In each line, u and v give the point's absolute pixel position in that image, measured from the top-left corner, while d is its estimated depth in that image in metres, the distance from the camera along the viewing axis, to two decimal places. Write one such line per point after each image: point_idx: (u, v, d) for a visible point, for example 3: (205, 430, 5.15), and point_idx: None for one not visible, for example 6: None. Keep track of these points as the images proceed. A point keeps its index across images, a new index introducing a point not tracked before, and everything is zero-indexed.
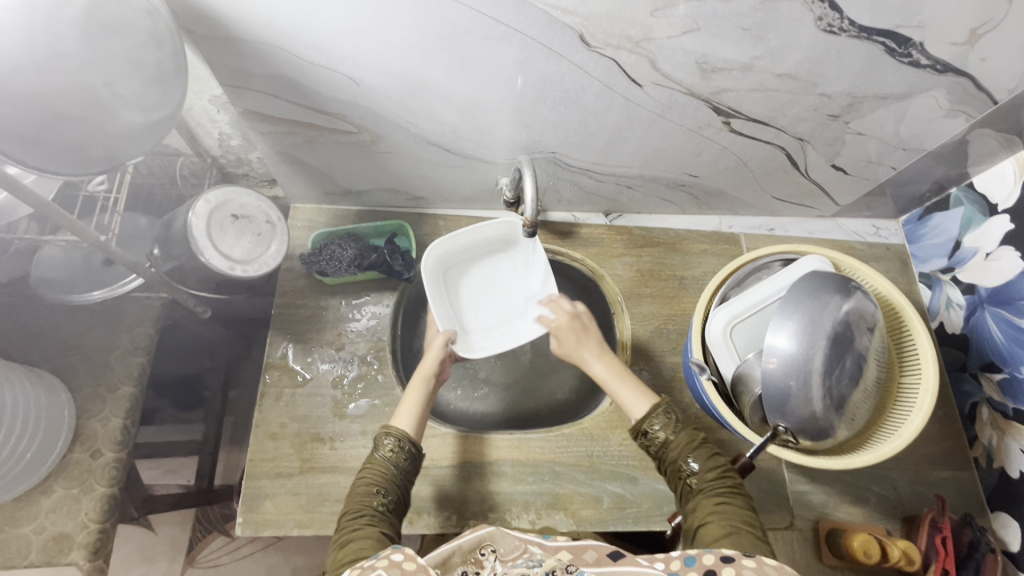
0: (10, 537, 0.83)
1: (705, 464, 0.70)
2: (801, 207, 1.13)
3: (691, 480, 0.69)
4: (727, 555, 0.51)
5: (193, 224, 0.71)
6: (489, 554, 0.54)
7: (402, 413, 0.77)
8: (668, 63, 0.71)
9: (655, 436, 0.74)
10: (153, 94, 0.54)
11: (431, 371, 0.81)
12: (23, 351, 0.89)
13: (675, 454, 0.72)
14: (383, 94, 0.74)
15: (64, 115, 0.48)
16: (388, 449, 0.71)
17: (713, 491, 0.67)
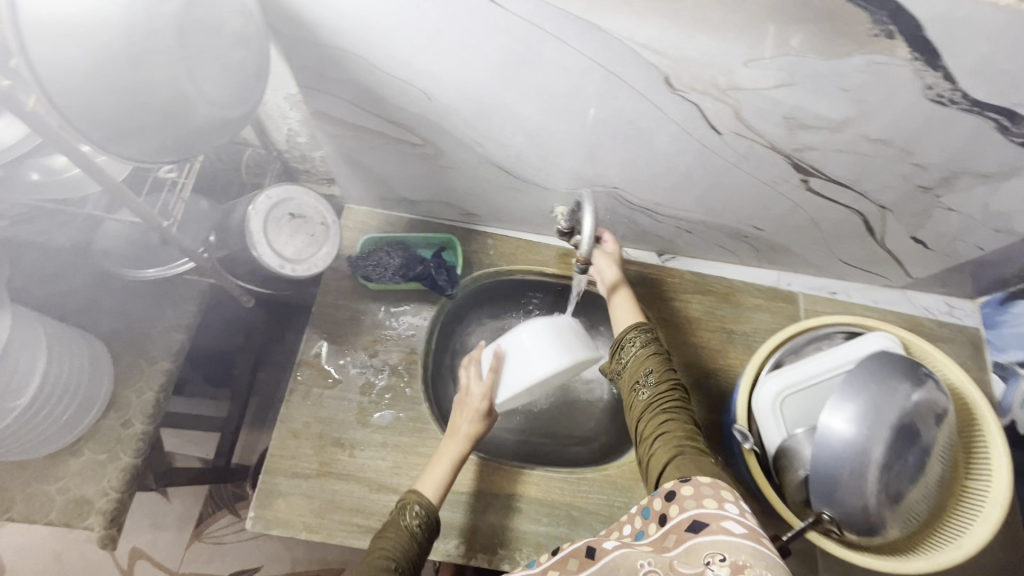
0: (37, 492, 0.85)
1: (659, 379, 0.77)
2: (869, 274, 1.06)
3: (644, 393, 0.77)
4: (668, 493, 0.62)
5: (251, 220, 0.72)
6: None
7: (429, 475, 0.76)
8: (753, 114, 0.67)
9: (624, 348, 0.82)
10: (228, 91, 0.57)
11: (468, 443, 0.77)
12: (77, 314, 0.91)
13: (636, 367, 0.80)
14: (454, 112, 0.73)
15: (151, 109, 0.50)
16: (414, 519, 0.70)
17: (664, 407, 0.74)
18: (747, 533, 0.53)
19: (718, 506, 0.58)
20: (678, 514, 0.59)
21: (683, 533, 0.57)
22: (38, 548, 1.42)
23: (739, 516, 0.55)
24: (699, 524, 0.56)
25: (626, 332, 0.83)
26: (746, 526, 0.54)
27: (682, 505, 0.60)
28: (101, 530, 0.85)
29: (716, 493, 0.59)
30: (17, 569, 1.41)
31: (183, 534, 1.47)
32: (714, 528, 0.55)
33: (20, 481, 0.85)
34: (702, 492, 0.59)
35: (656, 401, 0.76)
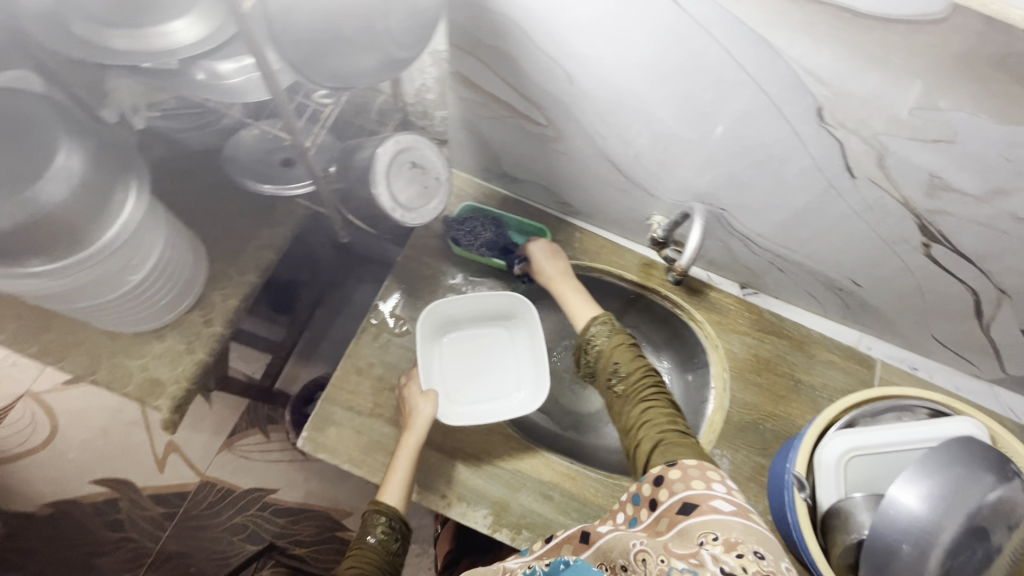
0: (120, 364, 0.92)
1: (629, 366, 0.80)
2: (958, 358, 1.01)
3: (618, 387, 0.80)
4: (656, 479, 0.65)
5: (378, 159, 0.74)
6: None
7: (391, 483, 0.80)
8: (897, 167, 0.65)
9: (592, 344, 0.84)
10: (410, 35, 0.58)
11: (424, 431, 0.82)
12: (189, 213, 0.98)
13: (606, 358, 0.82)
14: (589, 100, 0.74)
15: (343, 33, 0.53)
16: (379, 531, 0.78)
17: (641, 391, 0.78)
18: (735, 511, 0.57)
19: (705, 486, 0.61)
20: (668, 498, 0.62)
21: (674, 516, 0.60)
22: (89, 418, 1.54)
23: (726, 495, 0.59)
24: (690, 505, 0.59)
25: (588, 328, 0.85)
26: (734, 504, 0.58)
27: (671, 489, 0.63)
28: (166, 413, 0.91)
29: (702, 475, 0.62)
30: (67, 432, 1.52)
31: (215, 441, 1.56)
32: (704, 509, 0.58)
33: (109, 350, 0.92)
34: (689, 474, 0.63)
35: (633, 390, 0.78)
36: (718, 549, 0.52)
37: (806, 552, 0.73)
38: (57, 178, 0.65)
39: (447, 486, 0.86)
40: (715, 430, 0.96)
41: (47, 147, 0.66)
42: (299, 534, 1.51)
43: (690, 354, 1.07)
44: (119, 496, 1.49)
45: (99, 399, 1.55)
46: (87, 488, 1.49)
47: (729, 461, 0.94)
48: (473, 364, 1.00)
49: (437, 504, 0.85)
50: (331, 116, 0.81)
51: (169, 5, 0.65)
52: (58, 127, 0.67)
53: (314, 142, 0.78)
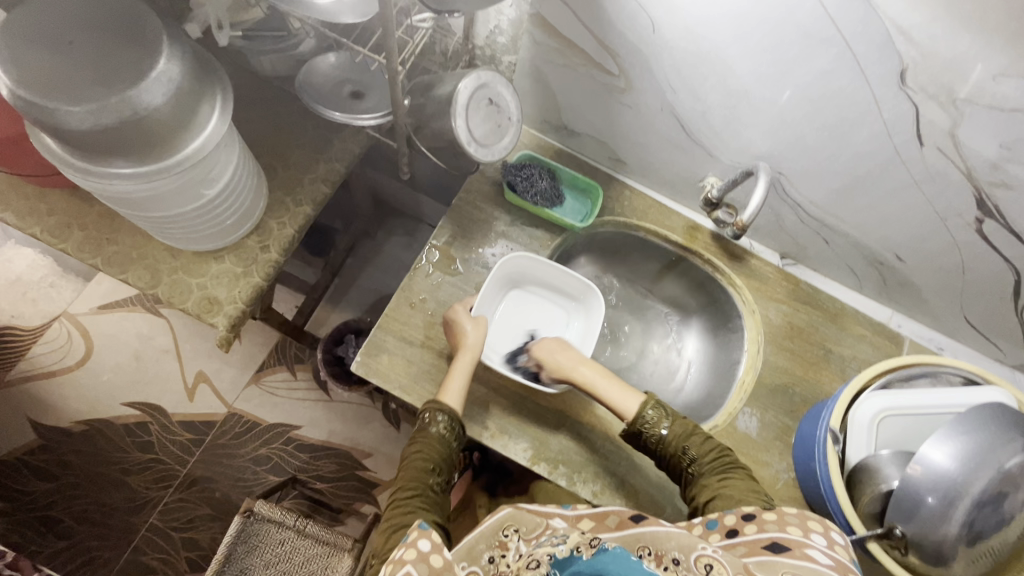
0: (179, 281, 0.94)
1: (701, 450, 0.79)
2: (985, 342, 1.05)
3: (692, 465, 0.79)
4: (745, 514, 0.65)
5: (459, 92, 0.76)
6: (513, 535, 0.57)
7: (449, 386, 0.85)
8: (969, 134, 0.67)
9: (655, 431, 0.82)
10: None
11: (476, 350, 0.86)
12: (253, 139, 1.00)
13: (674, 441, 0.81)
14: (670, 51, 0.76)
15: None
16: (441, 426, 0.80)
17: (718, 466, 0.77)
18: (833, 565, 0.55)
19: (802, 535, 0.59)
20: (754, 533, 0.62)
21: (756, 548, 0.60)
22: (123, 343, 1.57)
23: (825, 548, 0.57)
24: (779, 545, 0.58)
25: (642, 411, 0.83)
26: (832, 558, 0.56)
27: (762, 526, 0.62)
28: (222, 331, 0.93)
29: (802, 523, 0.60)
30: (102, 355, 1.56)
31: (244, 375, 1.60)
32: (798, 553, 0.57)
33: (169, 266, 0.94)
34: (786, 520, 0.61)
35: (706, 463, 0.78)
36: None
37: (835, 502, 0.78)
38: (160, 83, 0.65)
39: (491, 420, 0.90)
40: (747, 390, 0.99)
41: (149, 49, 0.65)
42: (320, 470, 1.56)
43: (724, 318, 1.09)
44: (150, 420, 1.54)
45: (134, 326, 1.59)
46: (119, 410, 1.53)
47: (759, 422, 0.97)
48: (525, 327, 1.04)
49: (481, 434, 0.89)
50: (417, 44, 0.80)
51: None
52: (162, 29, 0.66)
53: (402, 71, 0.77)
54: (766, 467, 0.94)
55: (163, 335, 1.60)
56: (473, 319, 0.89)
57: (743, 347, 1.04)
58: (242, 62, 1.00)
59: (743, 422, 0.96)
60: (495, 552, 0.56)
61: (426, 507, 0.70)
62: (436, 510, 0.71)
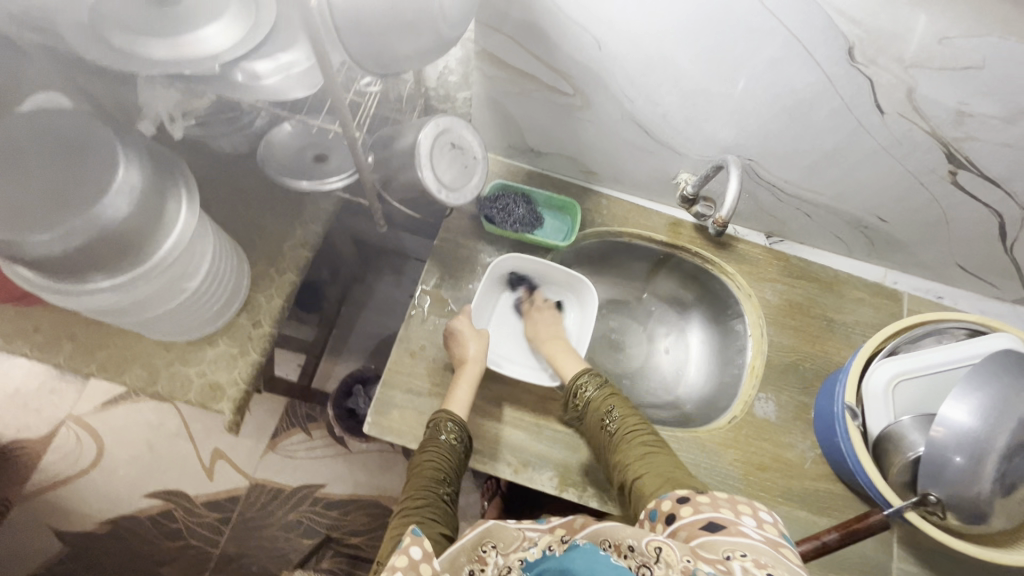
0: (178, 373, 0.92)
1: (622, 413, 0.85)
2: (980, 283, 1.05)
3: (612, 428, 0.84)
4: (680, 498, 0.66)
5: (421, 143, 0.77)
6: (491, 550, 0.59)
7: (455, 398, 0.86)
8: (927, 96, 0.68)
9: (583, 395, 0.89)
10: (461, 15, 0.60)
11: (480, 361, 0.87)
12: (226, 218, 0.99)
13: (598, 407, 0.87)
14: (620, 64, 0.76)
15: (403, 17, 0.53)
16: (452, 435, 0.81)
17: (641, 437, 0.82)
18: (764, 540, 0.56)
19: (734, 514, 0.60)
20: (689, 515, 0.63)
21: (695, 530, 0.60)
22: (133, 435, 1.56)
23: (755, 527, 0.58)
24: (715, 525, 0.59)
25: (579, 377, 0.90)
26: (763, 535, 0.57)
27: (697, 508, 0.63)
28: (229, 415, 0.92)
29: (733, 505, 0.62)
30: (114, 451, 1.55)
31: (259, 444, 1.59)
32: (733, 531, 0.57)
33: (165, 360, 0.93)
34: (719, 502, 0.62)
35: (629, 428, 0.83)
36: (747, 564, 0.52)
37: (865, 475, 0.78)
38: (119, 192, 0.64)
39: (513, 454, 0.89)
40: (758, 375, 0.98)
41: (105, 162, 0.66)
42: (351, 524, 1.55)
43: (722, 306, 1.09)
44: (174, 507, 1.52)
45: (141, 416, 1.58)
46: (141, 503, 1.52)
47: (777, 404, 0.96)
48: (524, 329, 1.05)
49: (505, 471, 0.88)
50: (372, 105, 0.80)
51: (201, 16, 0.67)
52: (114, 141, 0.66)
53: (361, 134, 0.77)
54: (791, 449, 0.94)
55: (172, 419, 1.59)
56: (474, 332, 0.91)
57: (747, 332, 1.03)
58: (201, 145, 1.00)
59: (760, 408, 0.96)
60: (476, 567, 0.58)
61: (436, 518, 0.71)
62: (447, 522, 0.73)
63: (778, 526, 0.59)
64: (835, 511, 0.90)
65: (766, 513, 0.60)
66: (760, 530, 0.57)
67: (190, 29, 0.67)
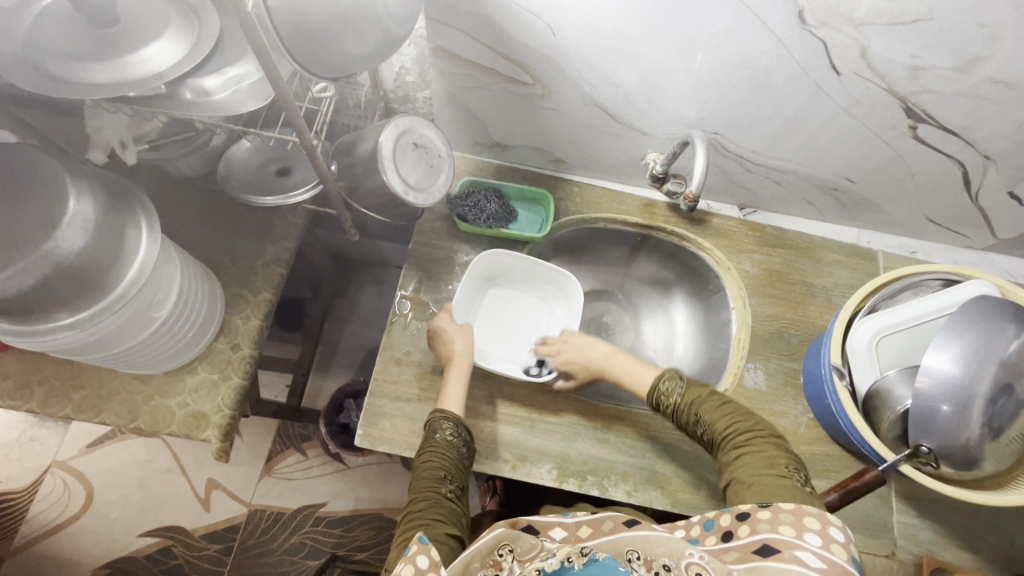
0: (159, 406, 0.89)
1: (715, 414, 0.78)
2: (952, 234, 1.07)
3: (708, 432, 0.79)
4: (741, 513, 0.60)
5: (382, 146, 0.75)
6: (508, 555, 0.56)
7: (449, 395, 0.84)
8: (879, 55, 0.69)
9: (666, 402, 0.83)
10: (408, 10, 0.59)
11: (469, 354, 0.87)
12: (192, 242, 0.97)
13: (687, 411, 0.81)
14: (575, 49, 0.75)
15: (346, 14, 0.52)
16: (447, 432, 0.79)
17: (739, 437, 0.75)
18: (825, 568, 0.51)
19: (795, 534, 0.56)
20: (747, 536, 0.58)
21: (748, 554, 0.55)
22: (123, 475, 1.52)
23: (818, 549, 0.53)
24: (770, 548, 0.55)
25: (659, 383, 0.84)
26: (825, 560, 0.52)
27: (754, 527, 0.58)
28: (216, 443, 0.89)
29: (797, 521, 0.56)
30: (104, 493, 1.50)
31: (254, 469, 1.56)
32: (785, 556, 0.53)
33: (144, 394, 0.89)
34: (780, 518, 0.57)
35: (722, 433, 0.77)
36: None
37: (857, 434, 0.79)
38: (73, 226, 0.63)
39: (508, 451, 0.89)
40: (744, 346, 0.99)
41: (55, 196, 0.64)
42: (356, 540, 1.53)
43: (703, 283, 1.10)
44: (173, 543, 1.49)
45: (129, 454, 1.54)
46: (138, 542, 1.48)
47: (765, 373, 0.97)
48: (504, 323, 1.04)
49: (502, 469, 0.87)
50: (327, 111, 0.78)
51: (141, 37, 0.65)
52: (62, 172, 0.65)
53: (320, 142, 0.75)
54: (784, 416, 0.94)
55: (161, 454, 1.55)
56: (457, 326, 0.89)
57: (730, 306, 1.04)
58: (158, 170, 0.97)
59: (750, 379, 0.96)
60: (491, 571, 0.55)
61: (441, 518, 0.70)
62: (455, 520, 0.71)
63: (849, 549, 0.54)
64: (831, 472, 0.91)
65: (836, 533, 0.54)
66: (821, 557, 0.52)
67: (131, 49, 0.65)
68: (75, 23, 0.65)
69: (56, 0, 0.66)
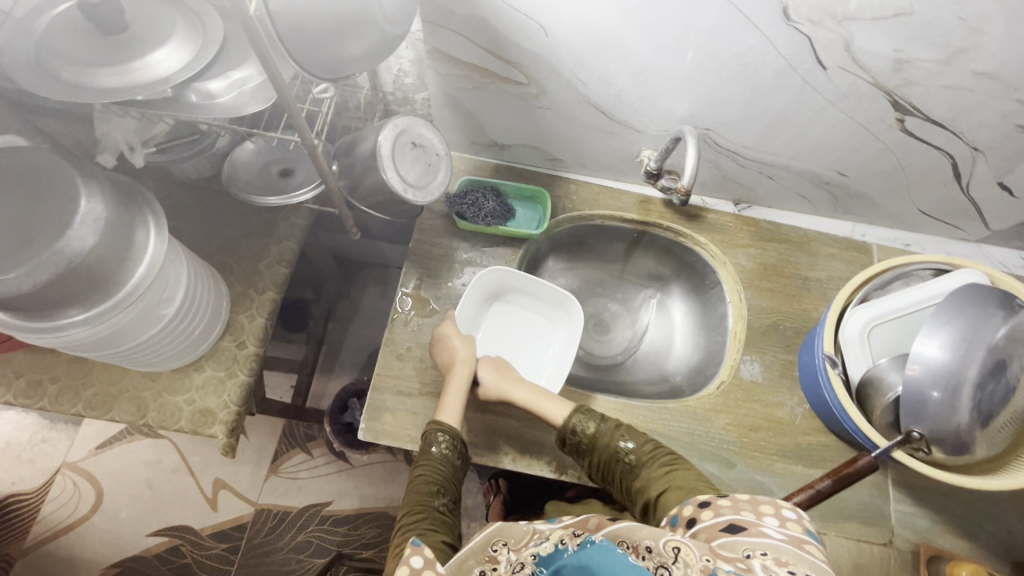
0: (167, 402, 0.91)
1: (639, 440, 0.78)
2: (946, 226, 1.08)
3: (630, 457, 0.77)
4: (702, 502, 0.61)
5: (381, 145, 0.78)
6: (501, 548, 0.57)
7: (447, 407, 0.85)
8: (863, 49, 0.71)
9: (584, 430, 0.80)
10: (403, 11, 0.61)
11: (470, 361, 0.88)
12: (199, 243, 0.99)
13: (607, 437, 0.79)
14: (567, 48, 0.78)
15: (342, 14, 0.54)
16: (443, 446, 0.80)
17: (662, 457, 0.75)
18: (787, 539, 0.53)
19: (756, 516, 0.56)
20: (710, 518, 0.58)
21: (716, 532, 0.56)
22: (132, 476, 1.55)
23: (778, 525, 0.54)
24: (737, 527, 0.55)
25: (573, 416, 0.82)
26: (787, 534, 0.53)
27: (717, 511, 0.58)
28: (223, 439, 0.91)
29: (753, 507, 0.57)
30: (113, 493, 1.53)
31: (261, 468, 1.58)
32: (751, 532, 0.54)
33: (153, 391, 0.92)
34: (740, 505, 0.58)
35: (648, 453, 0.76)
36: (769, 563, 0.50)
37: (850, 421, 0.80)
38: (85, 224, 0.65)
39: (508, 444, 0.90)
40: (740, 339, 1.00)
41: (68, 196, 0.67)
42: (361, 538, 1.54)
43: (700, 278, 1.11)
44: (181, 542, 1.51)
45: (138, 455, 1.57)
46: (147, 542, 1.50)
47: (761, 365, 0.98)
48: (507, 340, 1.05)
49: (502, 460, 0.89)
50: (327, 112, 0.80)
51: (148, 43, 0.68)
52: (76, 174, 0.68)
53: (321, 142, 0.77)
54: (781, 407, 0.95)
55: (169, 455, 1.57)
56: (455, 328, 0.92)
57: (726, 299, 1.05)
58: (165, 173, 1.00)
59: (746, 371, 0.97)
60: (486, 568, 0.55)
61: (435, 527, 0.68)
62: (448, 530, 0.70)
63: (804, 522, 0.55)
64: (828, 463, 0.92)
65: (790, 511, 0.55)
66: (783, 529, 0.53)
67: (139, 55, 0.67)
68: (85, 30, 0.68)
69: (68, 10, 0.69)
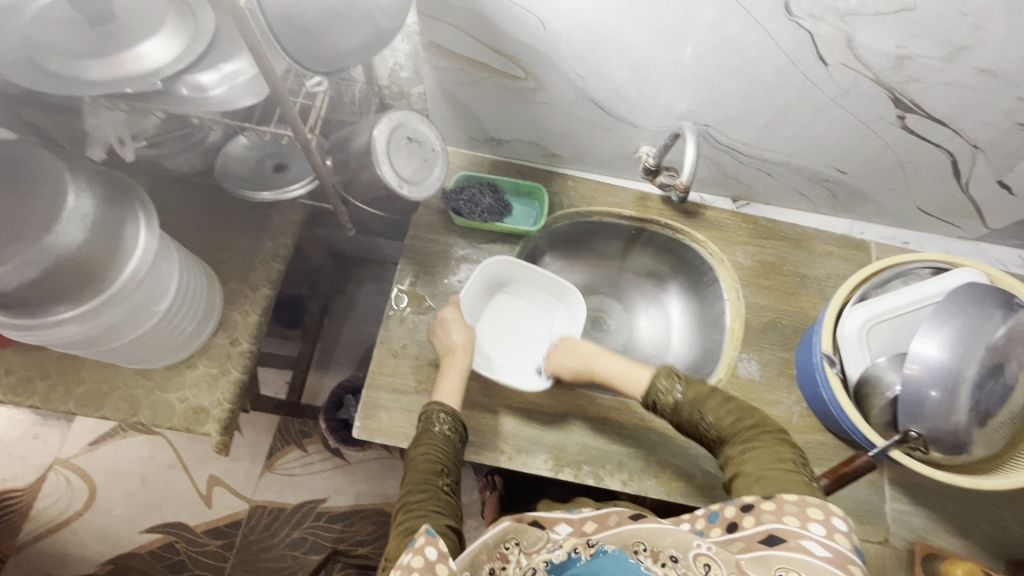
0: (159, 400, 0.90)
1: (717, 414, 0.76)
2: (944, 224, 1.08)
3: (711, 431, 0.76)
4: (745, 504, 0.59)
5: (376, 140, 0.77)
6: (514, 547, 0.60)
7: (443, 386, 0.85)
8: (865, 45, 0.70)
9: (666, 400, 0.82)
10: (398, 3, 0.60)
11: (466, 350, 0.87)
12: (191, 239, 0.98)
13: (689, 408, 0.79)
14: (566, 42, 0.76)
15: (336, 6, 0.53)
16: (445, 426, 0.81)
17: (740, 433, 0.73)
18: (830, 557, 0.50)
19: (800, 525, 0.54)
20: (752, 527, 0.57)
21: (754, 543, 0.55)
22: (125, 473, 1.53)
23: (822, 538, 0.52)
24: (776, 538, 0.54)
25: (657, 381, 0.84)
26: (830, 549, 0.51)
27: (759, 518, 0.57)
28: (217, 436, 0.90)
29: (801, 512, 0.55)
30: (107, 490, 1.51)
31: (256, 465, 1.57)
32: (791, 545, 0.52)
33: (145, 388, 0.90)
34: (785, 509, 0.56)
35: (729, 427, 0.74)
36: None
37: (847, 421, 0.80)
38: (72, 220, 0.64)
39: (505, 442, 0.89)
40: (738, 337, 1.00)
41: (54, 192, 0.65)
42: (357, 535, 1.54)
43: (698, 275, 1.11)
44: (175, 539, 1.50)
45: (131, 452, 1.55)
46: (141, 539, 1.49)
47: (758, 363, 0.98)
48: (506, 332, 1.07)
49: (498, 459, 0.88)
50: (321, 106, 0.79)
51: (138, 34, 0.66)
52: (60, 169, 0.66)
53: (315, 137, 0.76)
54: (778, 406, 0.95)
55: (162, 451, 1.56)
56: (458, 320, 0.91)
57: (724, 297, 1.04)
58: (156, 168, 0.98)
59: (744, 369, 0.97)
60: (498, 564, 0.58)
61: (439, 510, 0.69)
62: (453, 511, 0.70)
63: (852, 537, 0.52)
64: (824, 461, 0.92)
65: (839, 522, 0.53)
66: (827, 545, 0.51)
67: (128, 46, 0.66)
68: (72, 21, 0.66)
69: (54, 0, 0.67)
